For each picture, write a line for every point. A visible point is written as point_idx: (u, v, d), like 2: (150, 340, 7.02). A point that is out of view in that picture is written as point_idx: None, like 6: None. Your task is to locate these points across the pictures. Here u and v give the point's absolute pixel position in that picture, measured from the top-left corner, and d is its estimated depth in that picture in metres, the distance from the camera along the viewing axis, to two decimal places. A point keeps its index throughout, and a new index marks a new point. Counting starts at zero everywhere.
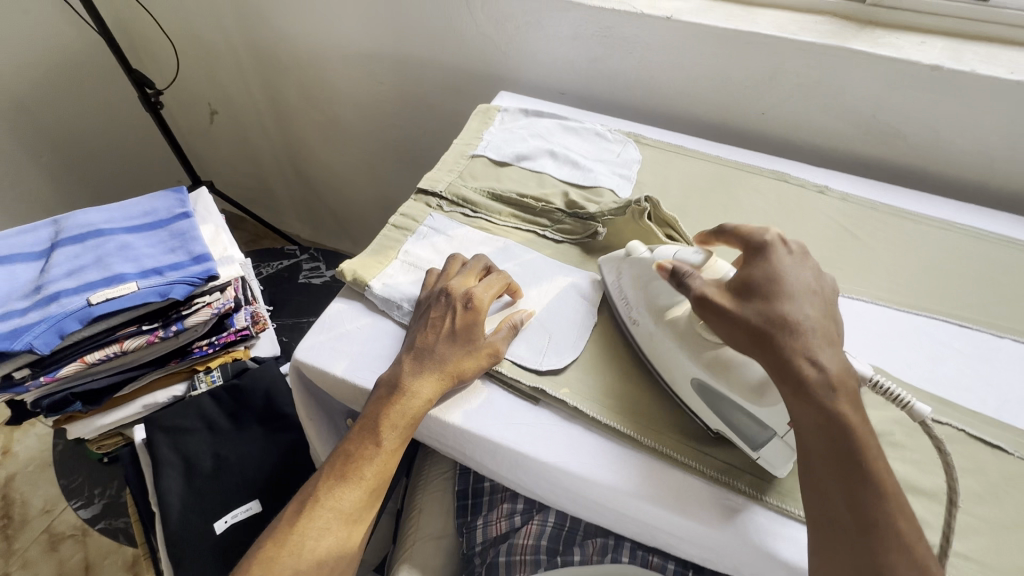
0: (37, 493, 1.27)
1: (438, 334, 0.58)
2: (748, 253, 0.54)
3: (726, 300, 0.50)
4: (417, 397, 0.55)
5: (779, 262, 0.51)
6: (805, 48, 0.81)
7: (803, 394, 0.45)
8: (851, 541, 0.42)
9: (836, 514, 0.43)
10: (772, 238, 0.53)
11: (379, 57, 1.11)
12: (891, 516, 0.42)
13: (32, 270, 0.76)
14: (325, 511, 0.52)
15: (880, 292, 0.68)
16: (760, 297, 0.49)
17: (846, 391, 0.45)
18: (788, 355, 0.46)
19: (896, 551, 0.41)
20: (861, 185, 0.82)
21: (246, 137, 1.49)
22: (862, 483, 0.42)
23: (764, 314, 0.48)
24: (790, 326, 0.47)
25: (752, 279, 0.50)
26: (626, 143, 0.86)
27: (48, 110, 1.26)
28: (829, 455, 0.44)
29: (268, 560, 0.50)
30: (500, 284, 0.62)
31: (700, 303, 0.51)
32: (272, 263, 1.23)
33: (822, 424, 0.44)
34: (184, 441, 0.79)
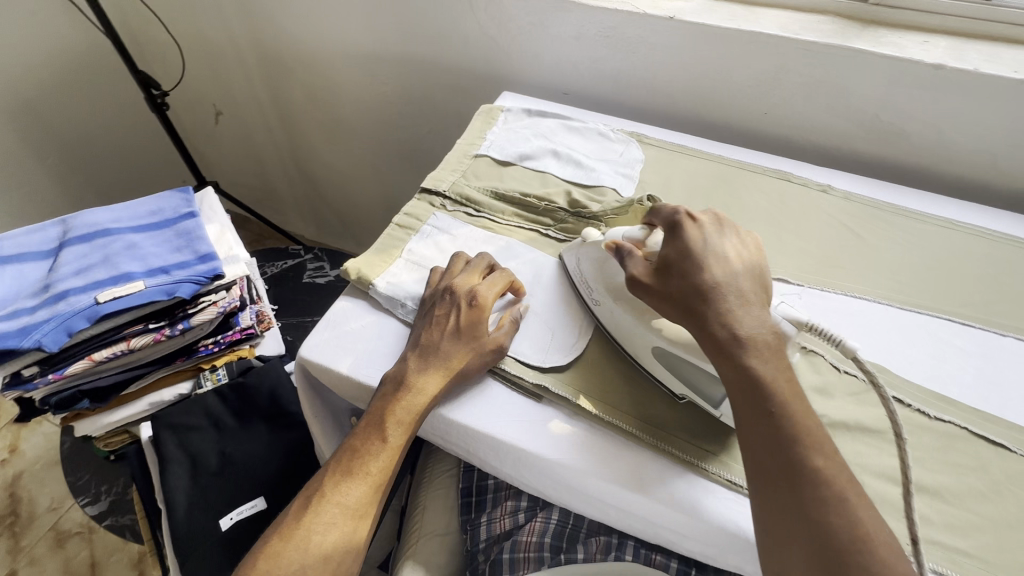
0: (44, 491, 1.28)
1: (441, 330, 0.59)
2: (666, 229, 0.57)
3: (652, 279, 0.54)
4: (422, 394, 0.55)
5: (692, 236, 0.54)
6: (808, 47, 0.81)
7: (720, 351, 0.48)
8: (775, 483, 0.43)
9: (760, 458, 0.44)
10: (683, 214, 0.56)
11: (383, 58, 1.12)
12: (803, 451, 0.43)
13: (41, 270, 0.77)
14: (330, 506, 0.52)
15: (883, 291, 0.68)
16: (677, 272, 0.52)
17: (760, 346, 0.47)
18: (705, 318, 0.49)
19: (812, 483, 0.41)
20: (863, 184, 0.82)
21: (251, 137, 1.50)
22: (773, 422, 0.44)
23: (682, 286, 0.52)
24: (708, 293, 0.50)
25: (669, 256, 0.54)
26: (628, 143, 0.86)
27: (56, 111, 1.27)
28: (742, 402, 0.46)
29: (274, 555, 0.50)
30: (504, 281, 0.63)
31: (633, 281, 0.56)
32: (277, 263, 1.23)
33: (737, 376, 0.47)
34: (190, 439, 0.80)
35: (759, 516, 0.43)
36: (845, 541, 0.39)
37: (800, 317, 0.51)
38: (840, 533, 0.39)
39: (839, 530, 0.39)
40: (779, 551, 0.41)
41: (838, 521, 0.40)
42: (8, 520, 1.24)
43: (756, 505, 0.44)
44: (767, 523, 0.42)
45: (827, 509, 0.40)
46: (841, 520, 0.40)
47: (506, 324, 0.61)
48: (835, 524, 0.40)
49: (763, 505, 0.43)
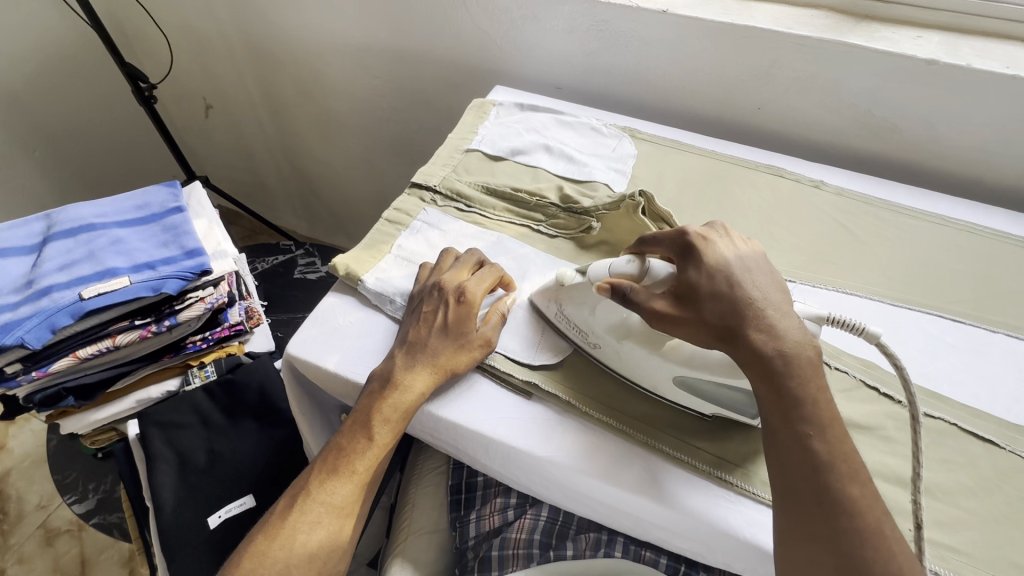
0: (33, 489, 1.27)
1: (429, 328, 0.58)
2: (676, 251, 0.52)
3: (678, 309, 0.50)
4: (409, 391, 0.55)
5: (710, 255, 0.50)
6: (801, 42, 0.80)
7: (769, 377, 0.46)
8: (810, 512, 0.43)
9: (794, 487, 0.44)
10: (693, 235, 0.52)
11: (374, 51, 1.11)
12: (841, 483, 0.43)
13: (25, 265, 0.76)
14: (317, 505, 0.52)
15: (873, 286, 0.68)
16: (707, 294, 0.49)
17: (802, 365, 0.46)
18: (751, 344, 0.47)
19: (851, 516, 0.42)
20: (856, 180, 0.81)
21: (241, 132, 1.48)
22: (812, 454, 0.44)
23: (721, 310, 0.48)
24: (747, 313, 0.48)
25: (693, 279, 0.50)
26: (621, 138, 0.85)
27: (42, 105, 1.25)
28: (783, 431, 0.45)
29: (259, 553, 0.50)
30: (492, 277, 0.62)
31: (654, 316, 0.50)
32: (267, 258, 1.22)
33: (782, 405, 0.46)
34: (177, 437, 0.79)
35: (782, 539, 0.45)
36: (875, 571, 0.41)
37: (821, 312, 0.51)
38: (873, 565, 0.41)
39: (871, 562, 0.41)
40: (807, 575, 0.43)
41: (872, 553, 0.41)
42: None
43: (782, 532, 0.45)
44: (796, 548, 0.44)
45: (864, 540, 0.42)
46: (878, 552, 0.42)
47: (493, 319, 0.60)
48: (869, 557, 0.41)
49: (793, 532, 0.44)
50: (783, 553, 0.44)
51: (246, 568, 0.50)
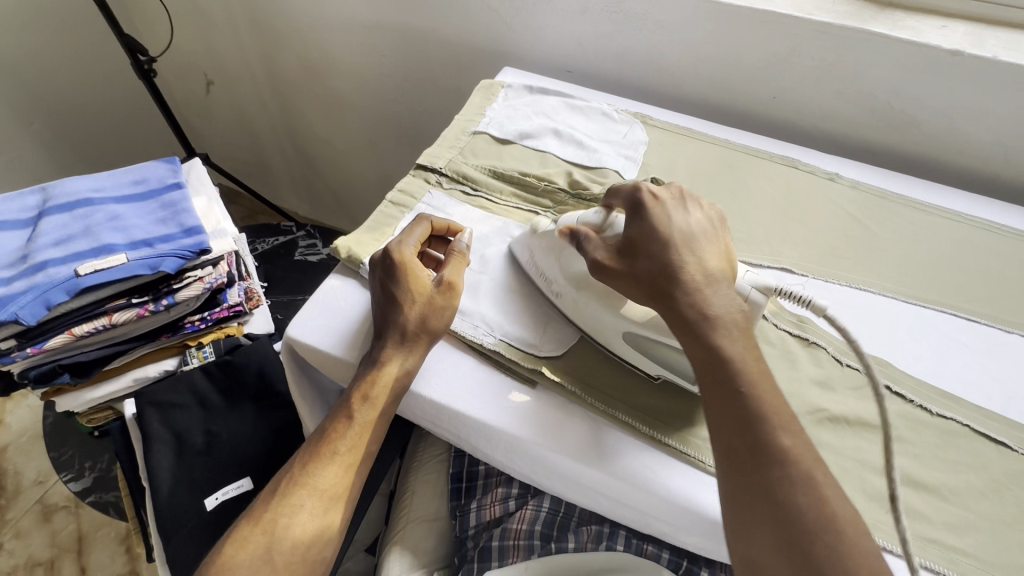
0: (30, 465, 1.27)
1: (405, 303, 0.56)
2: (627, 206, 0.56)
3: (620, 261, 0.53)
4: (390, 368, 0.54)
5: (654, 211, 0.53)
6: (822, 28, 0.78)
7: (688, 329, 0.48)
8: (743, 464, 0.42)
9: (732, 443, 0.43)
10: (645, 192, 0.55)
11: (380, 29, 1.08)
12: (771, 432, 0.42)
13: (20, 239, 0.74)
14: (298, 489, 0.51)
15: (887, 283, 0.67)
16: (644, 252, 0.52)
17: (730, 324, 0.47)
18: (677, 300, 0.49)
19: (780, 464, 0.41)
20: (872, 174, 0.79)
21: (242, 109, 1.45)
22: (739, 404, 0.44)
23: (651, 267, 0.51)
24: (676, 273, 0.50)
25: (636, 237, 0.53)
26: (632, 124, 0.83)
27: (39, 75, 1.22)
28: (709, 381, 0.46)
29: (243, 538, 0.50)
30: (422, 231, 0.62)
31: (596, 268, 0.54)
32: (268, 239, 1.20)
33: (708, 359, 0.46)
34: (175, 417, 0.78)
35: (726, 500, 0.43)
36: (811, 521, 0.39)
37: (767, 285, 0.52)
38: (807, 513, 0.39)
39: (805, 511, 0.39)
40: (748, 537, 0.41)
41: (805, 502, 0.39)
42: None
43: (727, 495, 0.43)
44: (738, 512, 0.42)
45: (794, 490, 0.40)
46: (811, 502, 0.39)
47: (456, 266, 0.60)
48: (802, 504, 0.39)
49: (734, 490, 0.42)
50: (730, 520, 0.42)
51: (228, 552, 0.49)
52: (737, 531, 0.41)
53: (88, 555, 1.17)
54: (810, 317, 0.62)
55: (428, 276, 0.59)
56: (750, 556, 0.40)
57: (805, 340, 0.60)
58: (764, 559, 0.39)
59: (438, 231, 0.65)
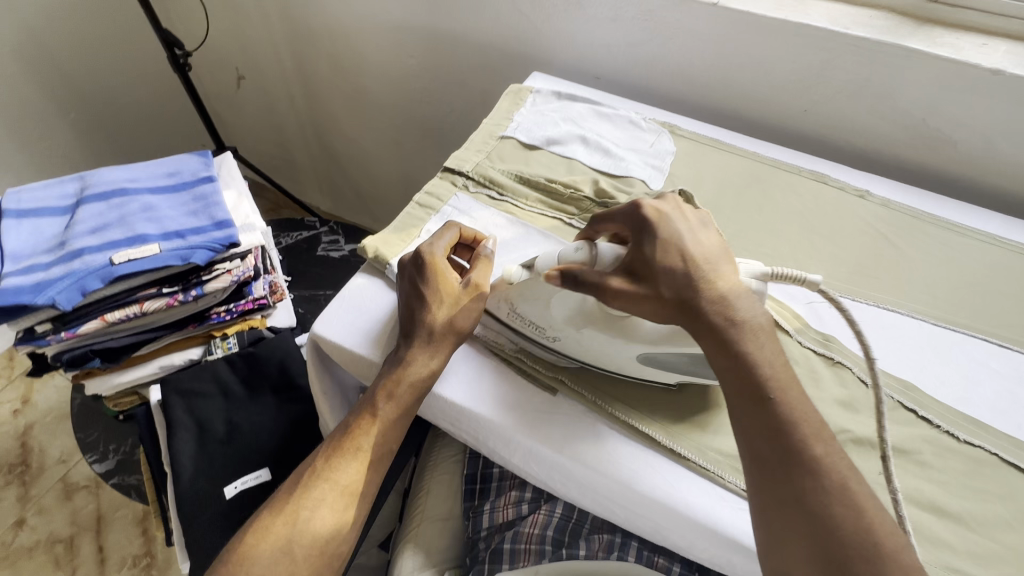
0: (54, 443, 1.31)
1: (435, 304, 0.56)
2: (630, 224, 0.52)
3: (634, 287, 0.49)
4: (417, 367, 0.54)
5: (664, 227, 0.50)
6: (858, 43, 0.77)
7: (721, 344, 0.46)
8: (774, 476, 0.43)
9: (763, 455, 0.44)
10: (647, 207, 0.52)
11: (410, 30, 1.09)
12: (804, 442, 0.43)
13: (58, 225, 0.77)
14: (321, 483, 0.52)
15: (916, 304, 0.66)
16: (663, 269, 0.48)
17: (756, 330, 0.46)
18: (705, 315, 0.46)
19: (813, 476, 0.42)
20: (903, 192, 0.78)
21: (271, 104, 1.48)
22: (772, 417, 0.44)
23: (676, 284, 0.48)
24: (700, 287, 0.47)
25: (649, 255, 0.49)
26: (660, 134, 0.83)
27: (78, 65, 1.26)
28: (739, 392, 0.45)
29: (264, 528, 0.51)
30: (453, 233, 0.62)
31: (613, 294, 0.50)
32: (291, 234, 1.22)
33: (738, 372, 0.45)
34: (198, 405, 0.80)
35: (761, 513, 0.43)
36: (847, 533, 0.40)
37: (765, 271, 0.51)
38: (843, 525, 0.40)
39: (842, 523, 0.40)
40: (785, 549, 0.41)
41: (841, 513, 0.40)
42: (18, 469, 1.27)
43: (764, 505, 0.43)
44: (778, 526, 0.42)
45: (830, 499, 0.41)
46: (846, 511, 0.40)
47: (483, 269, 0.60)
48: (838, 515, 0.40)
49: (770, 504, 0.43)
50: (764, 534, 0.43)
51: (250, 541, 0.50)
52: (772, 543, 0.42)
53: (106, 534, 1.20)
54: (836, 335, 0.62)
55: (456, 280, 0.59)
56: (781, 564, 0.42)
57: (830, 360, 0.59)
58: (799, 569, 0.41)
59: (465, 238, 0.64)
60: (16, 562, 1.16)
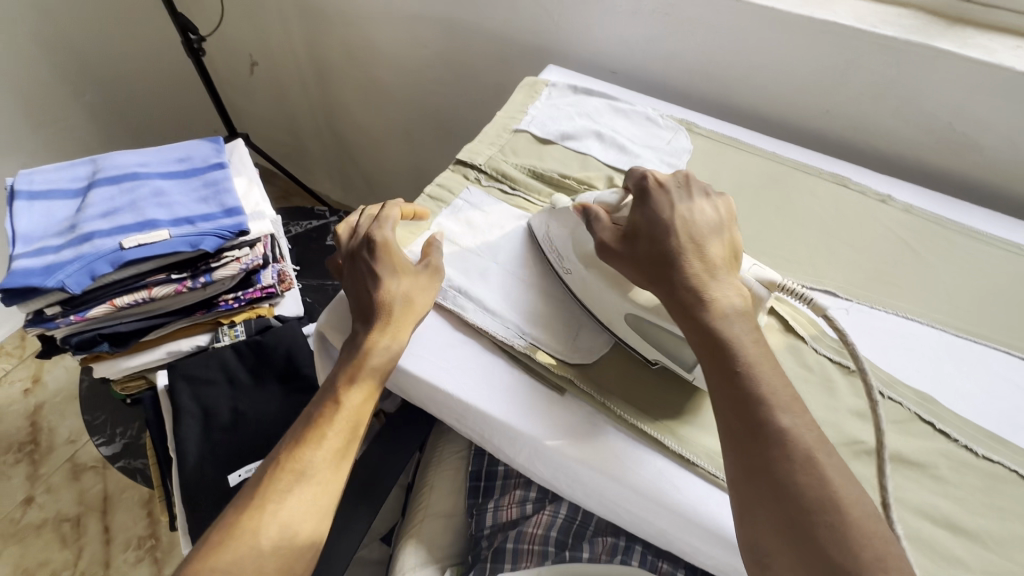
0: (63, 423, 1.33)
1: (370, 281, 0.58)
2: (633, 194, 0.55)
3: (625, 243, 0.53)
4: (378, 351, 0.55)
5: (658, 199, 0.53)
6: (885, 42, 0.74)
7: (689, 311, 0.48)
8: (742, 447, 0.42)
9: (732, 428, 0.43)
10: (649, 178, 0.55)
11: (425, 19, 1.07)
12: (770, 413, 0.42)
13: (69, 208, 0.77)
14: (289, 475, 0.51)
15: (936, 314, 0.64)
16: (646, 235, 0.52)
17: (729, 306, 0.48)
18: (681, 282, 0.49)
19: (781, 446, 0.41)
20: (926, 197, 0.76)
21: (284, 91, 1.47)
22: (736, 388, 0.44)
23: (653, 253, 0.51)
24: (676, 258, 0.50)
25: (639, 222, 0.53)
26: (677, 131, 0.81)
27: (92, 47, 1.26)
28: (711, 364, 0.46)
29: (231, 526, 0.50)
30: (393, 212, 0.64)
31: (602, 247, 0.55)
32: (301, 222, 1.21)
33: (707, 342, 0.47)
34: (204, 392, 0.80)
35: (734, 487, 0.43)
36: (811, 500, 0.39)
37: (772, 278, 0.53)
38: (808, 494, 0.39)
39: (809, 493, 0.39)
40: (754, 520, 0.41)
41: (806, 481, 0.40)
42: (27, 447, 1.29)
43: (734, 481, 0.43)
44: (748, 498, 0.41)
45: (795, 468, 0.40)
46: (813, 481, 0.40)
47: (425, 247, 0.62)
48: (803, 484, 0.40)
49: (738, 475, 0.42)
50: (734, 509, 0.43)
51: (216, 541, 0.49)
52: (743, 515, 0.42)
53: (112, 515, 1.22)
54: (852, 343, 0.60)
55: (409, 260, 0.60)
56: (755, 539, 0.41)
57: (846, 368, 0.58)
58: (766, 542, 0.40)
59: (405, 217, 0.65)
60: (24, 539, 1.18)
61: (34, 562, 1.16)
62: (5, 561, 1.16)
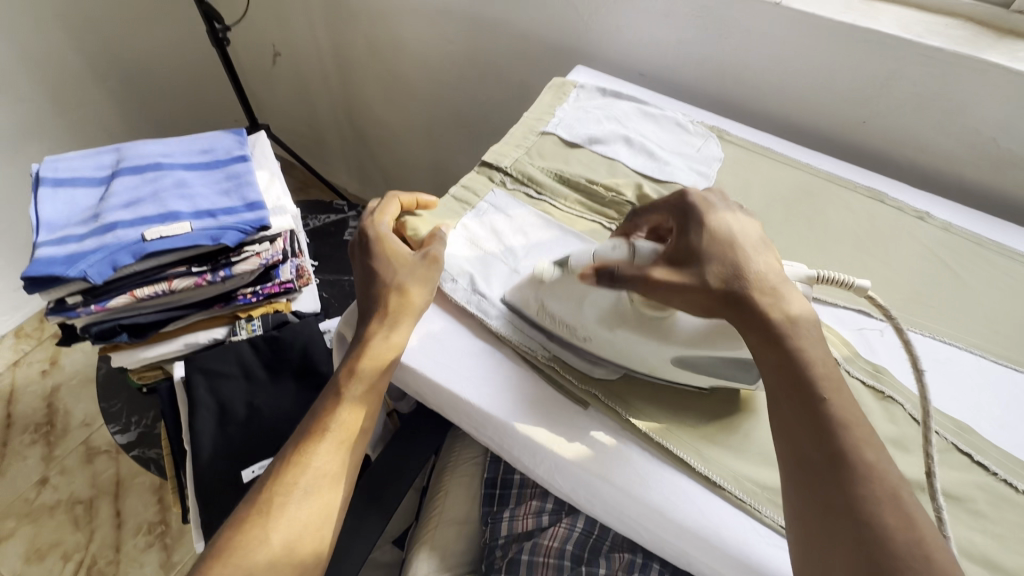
0: (79, 407, 1.34)
1: (379, 276, 0.57)
2: (676, 216, 0.52)
3: (678, 277, 0.48)
4: (381, 343, 0.54)
5: (714, 218, 0.50)
6: (930, 54, 0.71)
7: (767, 336, 0.45)
8: (818, 479, 0.41)
9: (808, 456, 0.42)
10: (694, 197, 0.51)
11: (451, 15, 1.06)
12: (856, 447, 0.41)
13: (92, 196, 0.77)
14: (293, 469, 0.51)
15: (974, 339, 0.61)
16: (710, 258, 0.48)
17: (809, 329, 0.46)
18: (753, 305, 0.46)
19: (866, 483, 0.39)
20: (966, 215, 0.73)
21: (306, 83, 1.47)
22: (820, 417, 0.42)
23: (723, 273, 0.47)
24: (749, 279, 0.47)
25: (697, 245, 0.49)
26: (707, 138, 0.79)
27: (119, 34, 1.26)
28: (787, 390, 0.44)
29: (240, 522, 0.50)
30: (394, 206, 0.63)
31: (654, 286, 0.49)
32: (319, 216, 1.21)
33: (783, 369, 0.44)
34: (221, 386, 0.79)
35: (803, 521, 0.41)
36: (899, 544, 0.37)
37: (812, 275, 0.52)
38: (896, 536, 0.37)
39: (894, 533, 0.37)
40: (830, 561, 0.38)
41: (894, 524, 0.37)
42: (43, 429, 1.30)
43: (807, 516, 0.40)
44: (827, 539, 0.39)
45: (880, 507, 0.38)
46: (899, 522, 0.38)
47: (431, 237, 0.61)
48: (891, 527, 0.37)
49: (812, 511, 0.40)
50: (803, 545, 0.40)
51: (225, 536, 0.49)
52: (814, 552, 0.39)
53: (123, 500, 1.23)
54: (886, 366, 0.58)
55: (407, 251, 0.59)
56: None
57: (879, 393, 0.56)
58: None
59: (407, 208, 0.65)
60: (38, 519, 1.20)
61: (47, 543, 1.17)
62: (19, 541, 1.17)
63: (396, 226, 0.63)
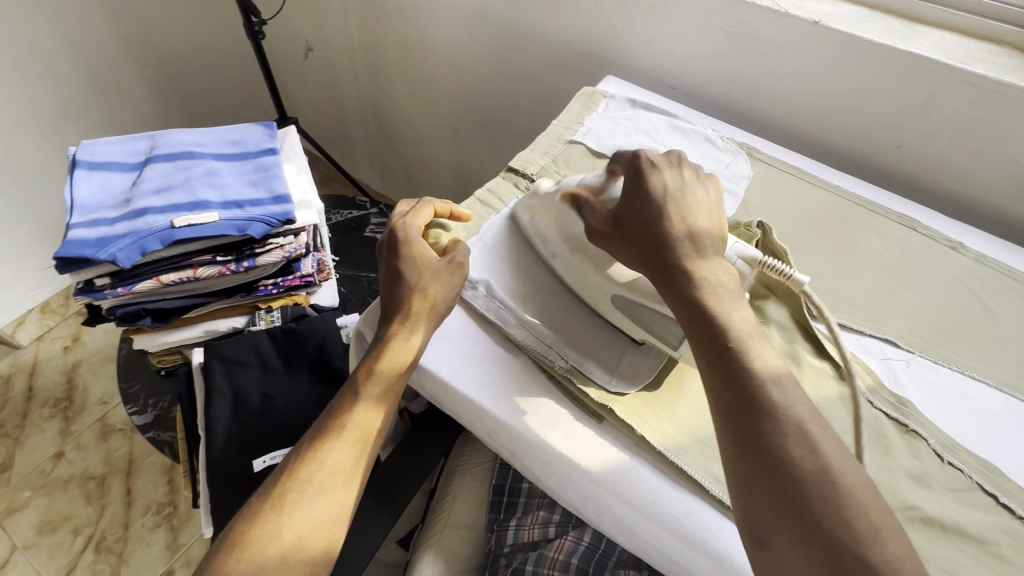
0: (97, 384, 1.37)
1: (407, 278, 0.57)
2: (630, 182, 0.55)
3: (617, 232, 0.54)
4: (402, 344, 0.55)
5: (658, 191, 0.53)
6: (972, 80, 0.70)
7: (690, 297, 0.48)
8: (746, 423, 0.42)
9: (737, 405, 0.43)
10: (647, 165, 0.54)
11: (484, 18, 1.06)
12: (775, 396, 0.42)
13: (126, 181, 0.78)
14: (308, 465, 0.51)
15: (1005, 376, 0.60)
16: (648, 226, 0.51)
17: (724, 291, 0.48)
18: (683, 270, 0.49)
19: (785, 427, 0.41)
20: (1003, 248, 0.71)
21: (336, 79, 1.48)
22: (742, 372, 0.44)
23: (660, 242, 0.50)
24: (682, 249, 0.49)
25: (640, 212, 0.52)
26: (737, 155, 0.78)
27: (158, 23, 1.29)
28: (714, 350, 0.46)
29: (255, 515, 0.50)
30: (427, 211, 0.63)
31: (597, 234, 0.56)
32: (342, 211, 1.22)
33: (706, 325, 0.46)
34: (237, 374, 0.80)
35: (737, 474, 0.42)
36: (818, 483, 0.39)
37: (755, 257, 0.55)
38: (815, 478, 0.39)
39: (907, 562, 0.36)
40: (763, 508, 0.40)
41: (812, 466, 0.39)
42: (62, 403, 1.34)
43: (737, 467, 0.42)
44: (757, 487, 0.40)
45: (801, 453, 0.40)
46: (817, 467, 0.39)
47: (456, 245, 0.61)
48: (810, 469, 0.39)
49: (740, 463, 0.42)
50: (735, 496, 0.42)
51: (239, 528, 0.49)
52: (746, 498, 0.41)
53: (134, 478, 1.26)
54: (911, 400, 0.57)
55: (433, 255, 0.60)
56: (761, 527, 0.40)
57: (903, 427, 0.55)
58: (771, 528, 0.39)
59: (440, 215, 0.66)
60: (52, 492, 1.23)
61: (59, 516, 1.20)
62: (33, 512, 1.20)
63: (425, 229, 0.64)
